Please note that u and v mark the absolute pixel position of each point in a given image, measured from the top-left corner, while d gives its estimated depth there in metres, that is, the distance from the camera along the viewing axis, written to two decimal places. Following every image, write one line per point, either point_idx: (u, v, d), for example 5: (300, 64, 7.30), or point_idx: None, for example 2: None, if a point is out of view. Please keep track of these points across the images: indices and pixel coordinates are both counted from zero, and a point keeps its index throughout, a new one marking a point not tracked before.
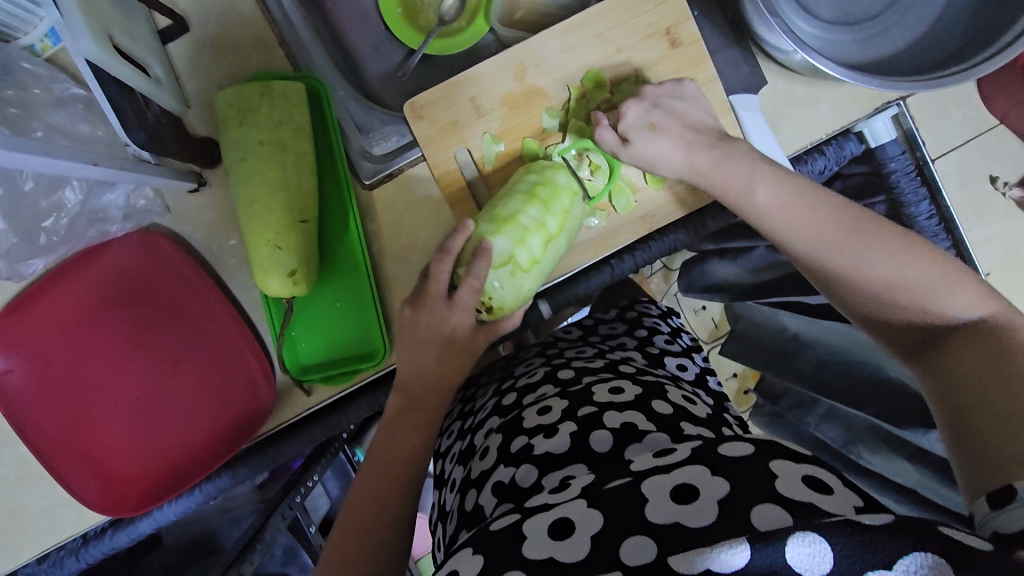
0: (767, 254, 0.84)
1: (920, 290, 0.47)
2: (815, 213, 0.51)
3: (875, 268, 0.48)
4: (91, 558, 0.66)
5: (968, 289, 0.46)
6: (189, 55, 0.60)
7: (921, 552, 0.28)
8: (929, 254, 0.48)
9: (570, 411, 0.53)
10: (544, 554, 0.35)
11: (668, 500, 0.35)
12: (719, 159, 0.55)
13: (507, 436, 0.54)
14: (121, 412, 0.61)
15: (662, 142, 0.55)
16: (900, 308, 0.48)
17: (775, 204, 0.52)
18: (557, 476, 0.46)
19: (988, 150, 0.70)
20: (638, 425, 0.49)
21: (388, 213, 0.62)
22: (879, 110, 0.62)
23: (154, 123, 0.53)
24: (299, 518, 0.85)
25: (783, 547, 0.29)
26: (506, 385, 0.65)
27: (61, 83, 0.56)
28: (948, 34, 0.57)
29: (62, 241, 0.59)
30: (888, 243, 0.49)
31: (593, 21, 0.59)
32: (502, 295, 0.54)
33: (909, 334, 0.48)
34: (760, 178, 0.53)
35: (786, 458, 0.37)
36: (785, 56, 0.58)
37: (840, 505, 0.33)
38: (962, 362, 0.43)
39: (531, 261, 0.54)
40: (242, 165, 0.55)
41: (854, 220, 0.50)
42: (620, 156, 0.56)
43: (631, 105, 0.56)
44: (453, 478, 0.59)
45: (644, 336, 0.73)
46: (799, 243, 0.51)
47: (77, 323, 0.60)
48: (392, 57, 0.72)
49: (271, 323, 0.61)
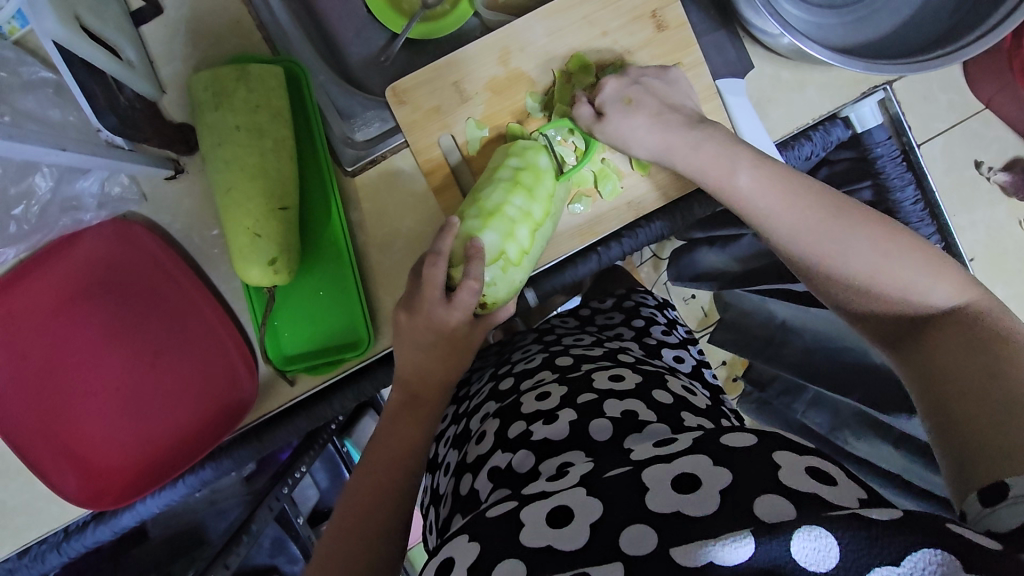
0: (756, 241, 0.84)
1: (901, 277, 0.47)
2: (798, 200, 0.50)
3: (857, 257, 0.48)
4: (73, 552, 0.65)
5: (950, 277, 0.46)
6: (164, 37, 0.58)
7: (930, 548, 0.28)
8: (911, 241, 0.48)
9: (570, 397, 0.52)
10: (542, 542, 0.35)
11: (669, 489, 0.35)
12: (698, 141, 0.53)
13: (504, 421, 0.54)
14: (99, 404, 0.60)
15: (636, 119, 0.54)
16: (879, 296, 0.48)
17: (757, 190, 0.51)
18: (556, 462, 0.46)
19: (973, 135, 0.70)
20: (639, 414, 0.49)
21: (371, 200, 0.61)
22: (866, 94, 0.62)
23: (127, 107, 0.52)
24: (287, 510, 0.84)
25: (788, 540, 0.29)
26: (502, 370, 0.65)
27: (29, 66, 0.54)
28: (933, 18, 0.57)
29: (34, 230, 0.58)
30: (871, 230, 0.48)
31: (577, 3, 0.58)
32: (497, 291, 0.55)
33: (890, 320, 0.48)
34: (742, 165, 0.52)
35: (787, 448, 0.37)
36: (772, 39, 0.57)
37: (843, 496, 0.33)
38: (945, 350, 0.43)
39: (521, 254, 0.55)
40: (219, 151, 0.53)
41: (836, 207, 0.50)
42: (595, 132, 0.56)
43: (611, 79, 0.55)
44: (447, 462, 0.58)
45: (641, 327, 0.73)
46: (780, 230, 0.51)
47: (53, 314, 0.59)
48: (375, 41, 0.71)
49: (254, 312, 0.59)
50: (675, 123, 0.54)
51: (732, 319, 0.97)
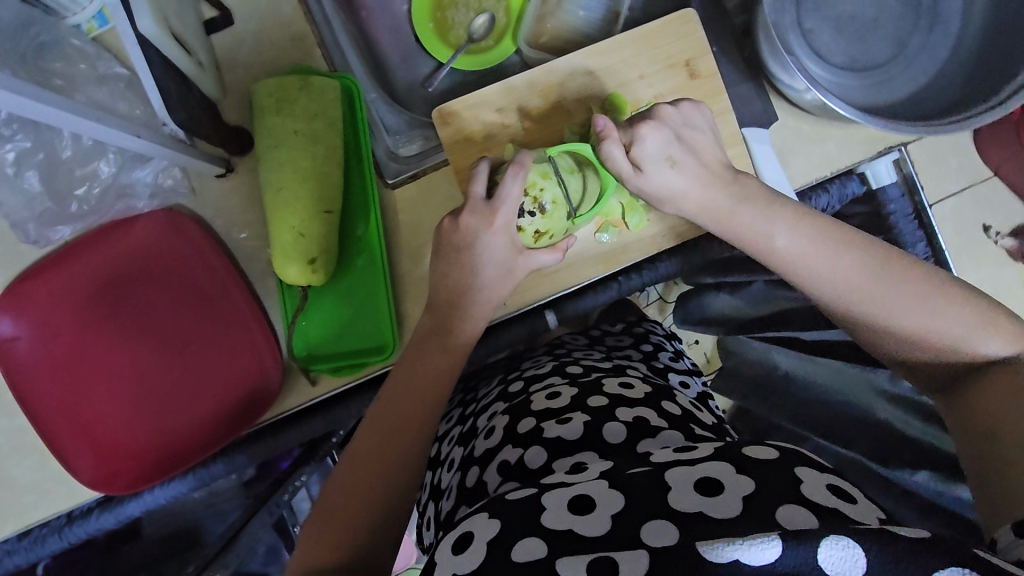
0: (766, 288, 0.85)
1: (953, 336, 0.48)
2: (845, 260, 0.51)
3: (907, 315, 0.49)
4: (74, 538, 0.65)
5: (1002, 327, 0.48)
6: (230, 46, 0.62)
7: (959, 569, 0.28)
8: (962, 296, 0.49)
9: (580, 399, 0.54)
10: (563, 527, 0.36)
11: (692, 491, 0.36)
12: (737, 203, 0.54)
13: (514, 417, 0.55)
14: (125, 387, 0.61)
15: (677, 177, 0.55)
16: (927, 351, 0.49)
17: (796, 251, 0.52)
18: (569, 460, 0.47)
19: (982, 200, 0.74)
20: (650, 420, 0.51)
21: (407, 213, 0.64)
22: (881, 153, 0.65)
23: (193, 105, 0.55)
24: (285, 516, 0.84)
25: (817, 547, 0.30)
26: (511, 376, 0.67)
27: (105, 61, 0.57)
28: (947, 87, 0.61)
29: (91, 211, 0.61)
30: (920, 281, 0.49)
31: (617, 48, 0.62)
32: (553, 187, 0.53)
33: (938, 369, 0.50)
34: (779, 227, 0.53)
35: (809, 465, 0.38)
36: (797, 94, 0.61)
37: (863, 513, 0.34)
38: (992, 401, 0.46)
39: (569, 166, 0.55)
40: (274, 153, 0.56)
41: (881, 265, 0.50)
42: (629, 182, 0.55)
43: (651, 128, 0.54)
44: (452, 458, 0.59)
45: (649, 350, 0.76)
46: (825, 292, 0.51)
47: (92, 297, 0.61)
48: (421, 68, 0.75)
49: (285, 309, 0.62)
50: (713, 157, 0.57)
51: (732, 365, 0.97)
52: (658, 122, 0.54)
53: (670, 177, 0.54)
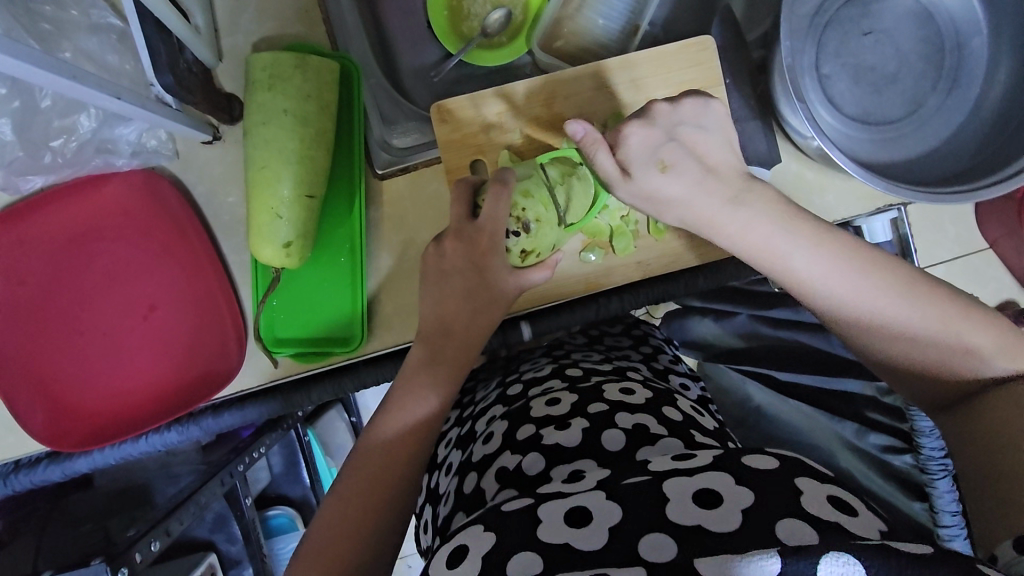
0: (750, 321, 0.82)
1: (966, 355, 0.46)
2: (868, 282, 0.48)
3: (925, 332, 0.47)
4: (19, 486, 0.65)
5: (1014, 347, 0.46)
6: (232, 10, 0.60)
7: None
8: (981, 317, 0.47)
9: (580, 406, 0.51)
10: (559, 540, 0.37)
11: (690, 503, 0.37)
12: (749, 220, 0.50)
13: (514, 423, 0.52)
14: (85, 345, 0.60)
15: (670, 182, 0.52)
16: (944, 372, 0.47)
17: (815, 271, 0.49)
18: (567, 469, 0.45)
19: (973, 270, 0.76)
20: (650, 428, 0.48)
21: (394, 205, 0.63)
22: (880, 210, 0.65)
23: (184, 70, 0.54)
24: (237, 487, 0.81)
25: (816, 563, 0.31)
26: (511, 378, 0.63)
27: (99, 10, 0.55)
28: (957, 153, 0.60)
29: (66, 164, 0.59)
30: (945, 303, 0.47)
31: (630, 66, 0.61)
32: (535, 205, 0.51)
33: (945, 391, 0.48)
34: (799, 246, 0.49)
35: (810, 476, 0.38)
36: (803, 139, 0.60)
37: (864, 528, 0.35)
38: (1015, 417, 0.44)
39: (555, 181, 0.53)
40: (263, 130, 0.55)
41: (904, 283, 0.48)
42: (619, 187, 0.53)
43: (636, 127, 0.52)
44: (449, 462, 0.56)
45: (649, 353, 0.69)
46: (843, 312, 0.49)
47: (62, 249, 0.60)
48: (429, 55, 0.72)
49: (256, 289, 0.60)
50: (715, 192, 0.52)
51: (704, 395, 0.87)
52: (642, 120, 0.52)
53: (660, 182, 0.52)
